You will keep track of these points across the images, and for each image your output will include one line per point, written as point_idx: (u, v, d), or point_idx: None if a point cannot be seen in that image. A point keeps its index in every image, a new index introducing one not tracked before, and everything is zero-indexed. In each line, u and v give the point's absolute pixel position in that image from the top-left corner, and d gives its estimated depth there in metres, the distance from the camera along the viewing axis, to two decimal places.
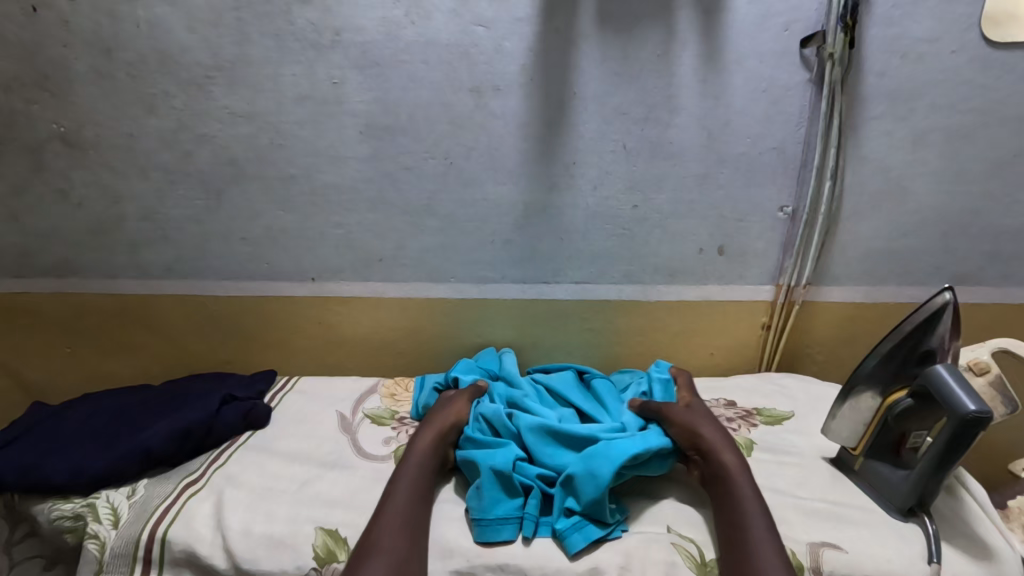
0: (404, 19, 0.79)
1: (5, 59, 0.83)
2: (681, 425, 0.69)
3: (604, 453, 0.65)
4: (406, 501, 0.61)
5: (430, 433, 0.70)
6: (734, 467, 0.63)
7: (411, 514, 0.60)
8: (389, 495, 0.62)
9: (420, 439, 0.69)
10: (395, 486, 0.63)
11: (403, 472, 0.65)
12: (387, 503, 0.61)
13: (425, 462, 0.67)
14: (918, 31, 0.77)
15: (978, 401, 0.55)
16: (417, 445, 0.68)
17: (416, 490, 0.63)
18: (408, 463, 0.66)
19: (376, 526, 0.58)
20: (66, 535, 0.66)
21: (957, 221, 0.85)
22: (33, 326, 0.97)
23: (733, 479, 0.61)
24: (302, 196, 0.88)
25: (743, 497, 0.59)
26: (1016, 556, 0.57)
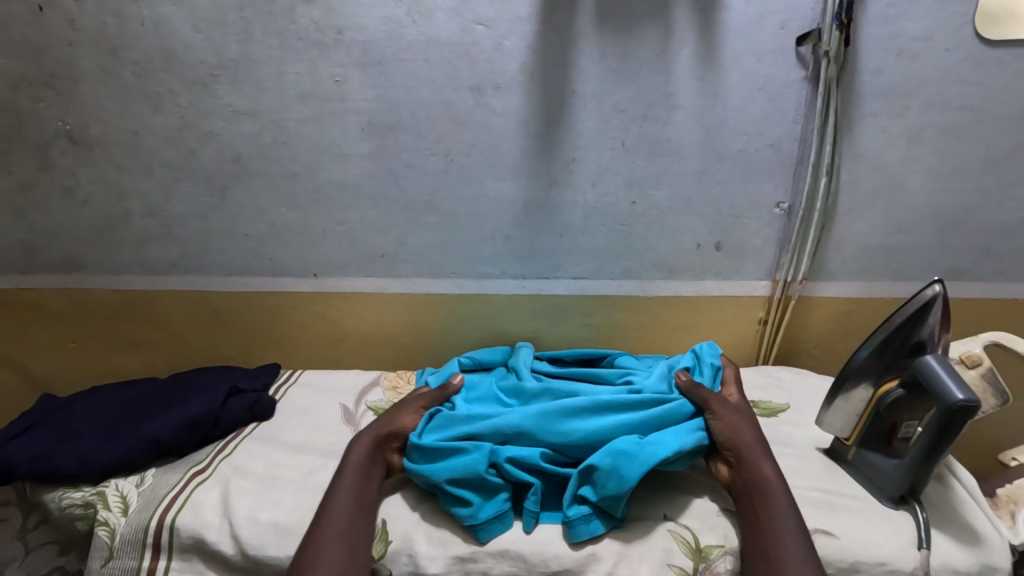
0: (405, 19, 0.80)
1: (13, 58, 0.84)
2: (726, 424, 0.67)
3: (636, 451, 0.63)
4: (348, 509, 0.61)
5: (370, 436, 0.69)
6: (772, 479, 0.61)
7: (354, 523, 0.60)
8: (331, 501, 0.61)
9: (360, 443, 0.68)
10: (336, 492, 0.62)
11: (345, 476, 0.64)
12: (326, 512, 0.60)
13: (367, 466, 0.66)
14: (912, 29, 0.78)
15: (966, 391, 0.56)
16: (354, 454, 0.67)
17: (357, 497, 0.62)
18: (348, 467, 0.65)
19: (317, 537, 0.58)
20: (77, 522, 0.68)
21: (951, 217, 0.86)
22: (39, 322, 0.99)
23: (772, 492, 0.60)
24: (306, 193, 0.89)
25: (779, 515, 0.58)
26: (1004, 542, 0.58)
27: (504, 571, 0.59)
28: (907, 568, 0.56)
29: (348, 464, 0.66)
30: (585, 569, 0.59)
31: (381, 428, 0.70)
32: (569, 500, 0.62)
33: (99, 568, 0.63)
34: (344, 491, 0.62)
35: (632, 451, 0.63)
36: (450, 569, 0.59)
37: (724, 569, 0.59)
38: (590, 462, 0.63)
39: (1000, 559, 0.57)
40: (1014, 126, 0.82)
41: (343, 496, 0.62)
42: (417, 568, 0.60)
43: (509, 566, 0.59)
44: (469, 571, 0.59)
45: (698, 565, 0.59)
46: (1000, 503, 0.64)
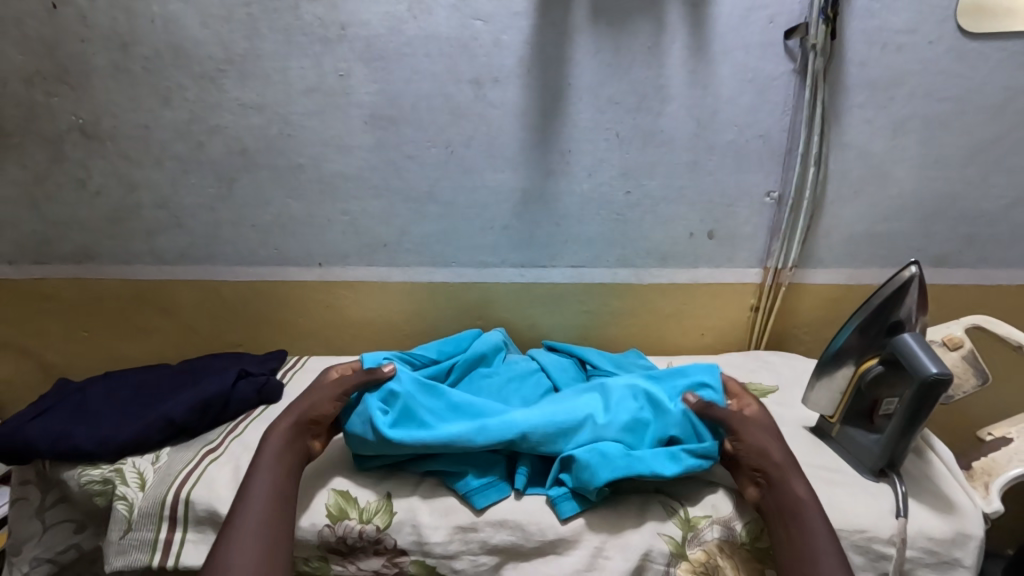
0: (407, 14, 0.83)
1: (28, 55, 0.87)
2: (753, 445, 0.63)
3: (613, 458, 0.63)
4: (266, 498, 0.60)
5: (287, 423, 0.67)
6: (807, 502, 0.58)
7: (271, 512, 0.59)
8: (247, 494, 0.60)
9: (277, 430, 0.67)
10: (250, 483, 0.61)
11: (260, 467, 0.63)
12: (242, 504, 0.59)
13: (283, 454, 0.64)
14: (895, 23, 0.81)
15: (939, 365, 0.60)
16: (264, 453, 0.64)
17: (274, 485, 0.61)
18: (265, 455, 0.64)
19: (233, 530, 0.57)
20: (96, 498, 0.72)
21: (935, 205, 0.89)
22: (53, 311, 1.02)
23: (805, 513, 0.57)
24: (311, 183, 0.92)
25: (815, 540, 0.55)
26: (977, 511, 0.61)
27: (503, 539, 0.62)
28: (885, 535, 0.60)
29: (263, 452, 0.64)
30: (580, 538, 0.62)
31: (304, 411, 0.68)
32: (552, 478, 0.65)
33: (118, 539, 0.67)
34: (260, 481, 0.61)
35: (615, 458, 0.63)
36: (452, 538, 0.63)
37: (712, 537, 0.62)
38: (572, 452, 0.64)
39: (975, 527, 0.60)
40: (995, 116, 0.84)
41: (261, 486, 0.61)
42: (421, 538, 0.63)
43: (508, 535, 0.62)
44: (470, 540, 0.63)
45: (687, 534, 0.62)
46: (976, 476, 0.67)
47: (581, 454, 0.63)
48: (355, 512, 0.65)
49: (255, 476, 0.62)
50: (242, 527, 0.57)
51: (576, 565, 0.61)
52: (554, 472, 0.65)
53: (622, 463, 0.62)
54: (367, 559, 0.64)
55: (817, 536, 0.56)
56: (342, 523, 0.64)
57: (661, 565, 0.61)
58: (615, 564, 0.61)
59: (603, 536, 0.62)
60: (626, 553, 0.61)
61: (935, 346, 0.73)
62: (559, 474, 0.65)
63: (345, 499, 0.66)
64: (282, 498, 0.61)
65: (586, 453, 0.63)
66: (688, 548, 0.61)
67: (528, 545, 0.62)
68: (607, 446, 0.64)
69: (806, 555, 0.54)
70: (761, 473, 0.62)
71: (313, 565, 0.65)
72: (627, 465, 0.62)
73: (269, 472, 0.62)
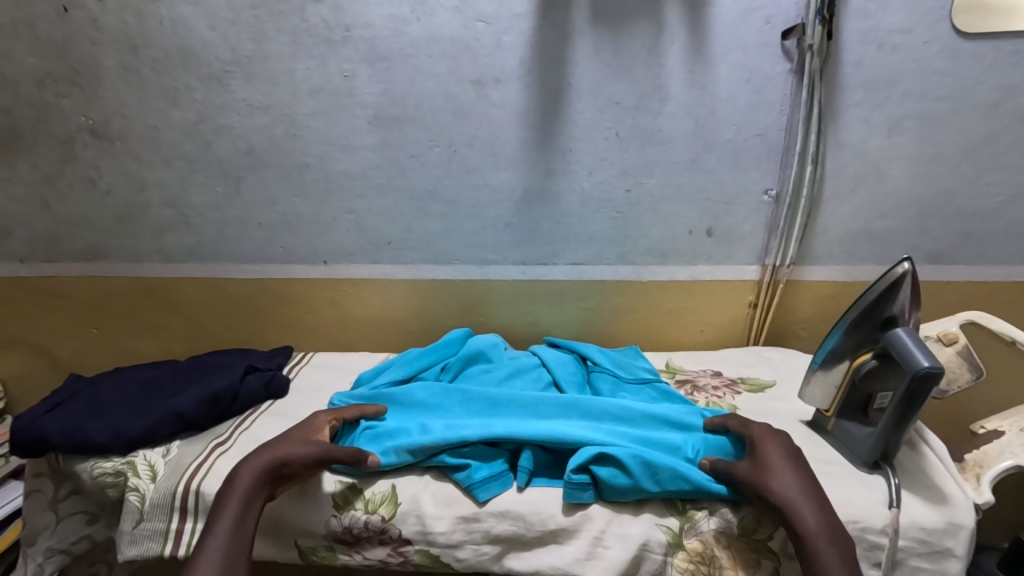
0: (410, 16, 0.85)
1: (40, 57, 0.89)
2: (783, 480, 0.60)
3: (660, 468, 0.63)
4: (227, 549, 0.58)
5: (257, 463, 0.64)
6: (817, 532, 0.56)
7: (233, 565, 0.57)
8: (206, 544, 0.58)
9: (246, 472, 0.63)
10: (211, 534, 0.59)
11: (223, 514, 0.60)
12: (206, 545, 0.58)
13: (252, 498, 0.62)
14: (891, 23, 0.82)
15: (931, 359, 0.61)
16: (238, 487, 0.62)
17: (238, 533, 0.59)
18: (229, 501, 0.61)
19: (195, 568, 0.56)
20: (109, 489, 0.74)
21: (931, 203, 0.90)
22: (63, 308, 1.04)
23: (813, 547, 0.55)
24: (316, 182, 0.94)
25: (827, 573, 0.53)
26: (969, 502, 0.62)
27: (505, 529, 0.64)
28: (878, 526, 0.61)
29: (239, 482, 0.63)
30: (579, 528, 0.64)
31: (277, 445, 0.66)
32: (576, 464, 0.64)
33: (131, 529, 0.69)
34: (222, 531, 0.59)
35: (661, 471, 0.63)
36: (455, 528, 0.65)
37: (708, 528, 0.63)
38: (616, 453, 0.64)
39: (966, 517, 0.61)
40: (990, 115, 0.85)
41: (223, 535, 0.58)
42: (424, 528, 0.65)
43: (510, 525, 0.64)
44: (473, 530, 0.64)
45: (683, 524, 0.64)
46: (968, 468, 0.68)
47: (627, 459, 0.64)
48: (361, 503, 0.67)
49: (218, 526, 0.59)
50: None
51: (576, 554, 0.63)
52: (583, 460, 0.65)
53: (667, 477, 0.63)
54: (372, 548, 0.66)
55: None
56: (348, 513, 0.66)
57: (659, 555, 0.63)
58: (614, 553, 0.62)
59: (603, 527, 0.64)
60: (625, 543, 0.63)
61: (930, 341, 0.75)
62: (588, 463, 0.65)
63: (351, 490, 0.68)
64: (244, 547, 0.59)
65: (633, 460, 0.64)
66: (684, 538, 0.63)
67: (529, 534, 0.64)
68: (655, 455, 0.65)
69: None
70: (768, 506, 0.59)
71: (320, 555, 0.67)
72: (671, 479, 0.63)
73: (232, 522, 0.59)
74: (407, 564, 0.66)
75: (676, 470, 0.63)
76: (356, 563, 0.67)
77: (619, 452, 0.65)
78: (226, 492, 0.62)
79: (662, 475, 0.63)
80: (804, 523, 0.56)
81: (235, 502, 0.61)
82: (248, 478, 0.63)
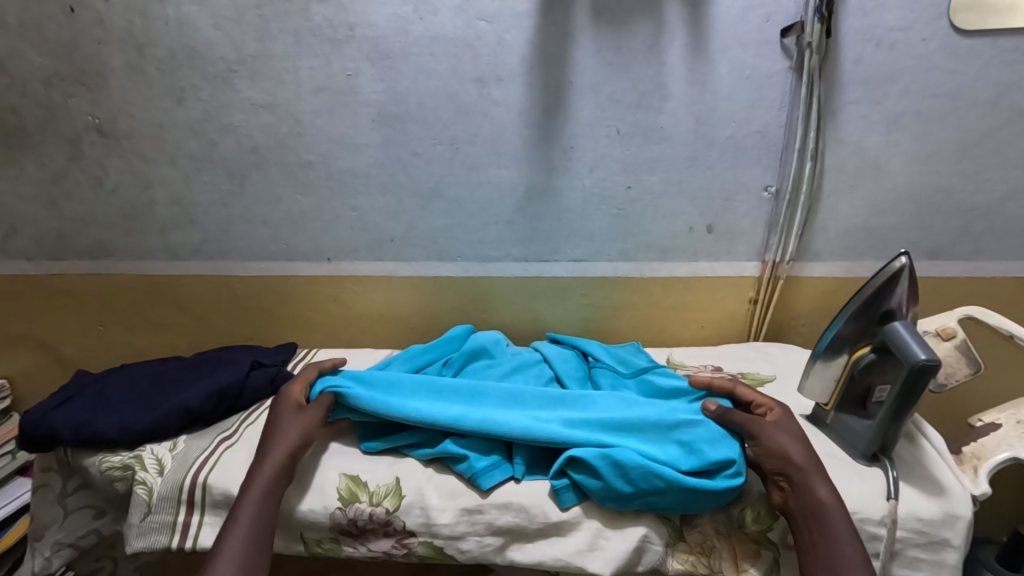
0: (413, 15, 0.86)
1: (47, 57, 0.90)
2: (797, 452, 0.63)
3: (629, 467, 0.62)
4: (247, 538, 0.58)
5: (279, 451, 0.65)
6: (829, 502, 0.59)
7: (253, 555, 0.58)
8: (228, 532, 0.58)
9: (270, 460, 0.64)
10: (237, 515, 0.60)
11: (249, 500, 0.61)
12: (233, 525, 0.59)
13: (278, 480, 0.63)
14: (889, 21, 0.83)
15: (928, 351, 0.61)
16: (264, 467, 0.64)
17: (260, 522, 0.60)
18: (251, 489, 0.62)
19: (223, 547, 0.57)
20: (118, 482, 0.75)
21: (929, 199, 0.91)
22: (69, 306, 1.05)
23: (828, 514, 0.58)
24: (320, 180, 0.95)
25: (840, 548, 0.56)
26: (965, 493, 0.63)
27: (508, 521, 0.65)
28: (877, 517, 0.62)
29: (265, 463, 0.64)
30: (580, 520, 0.65)
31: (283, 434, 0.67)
32: (555, 468, 0.66)
33: (139, 521, 0.70)
34: (247, 517, 0.60)
35: (631, 470, 0.62)
36: (459, 520, 0.65)
37: (707, 521, 0.65)
38: (580, 454, 0.65)
39: (963, 508, 0.62)
40: (988, 111, 0.86)
41: (249, 514, 0.60)
42: (428, 519, 0.66)
43: (513, 517, 0.65)
44: (476, 522, 0.65)
45: (683, 517, 0.65)
46: (965, 460, 0.69)
47: (595, 460, 0.64)
48: (366, 495, 0.68)
49: (244, 507, 0.60)
50: (223, 569, 0.55)
51: (578, 546, 0.64)
52: (559, 464, 0.66)
53: (638, 474, 0.62)
54: (377, 540, 0.67)
55: (844, 552, 0.56)
56: (353, 505, 0.67)
57: (659, 547, 0.64)
58: (615, 545, 0.63)
59: (603, 519, 0.65)
60: (625, 534, 0.63)
61: (928, 336, 0.75)
62: (565, 466, 0.66)
63: (356, 483, 0.69)
64: (266, 536, 0.60)
65: (601, 460, 0.63)
66: (684, 530, 0.65)
67: (531, 526, 0.65)
68: (624, 454, 0.64)
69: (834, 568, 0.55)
70: (783, 476, 0.62)
71: (325, 547, 0.68)
72: (642, 478, 0.62)
73: (259, 505, 0.61)
74: (411, 555, 0.67)
75: (646, 467, 0.62)
76: (361, 555, 0.67)
77: (587, 453, 0.64)
78: (253, 473, 0.63)
79: (632, 473, 0.62)
80: (817, 492, 0.60)
81: (254, 492, 0.62)
82: (269, 467, 0.64)
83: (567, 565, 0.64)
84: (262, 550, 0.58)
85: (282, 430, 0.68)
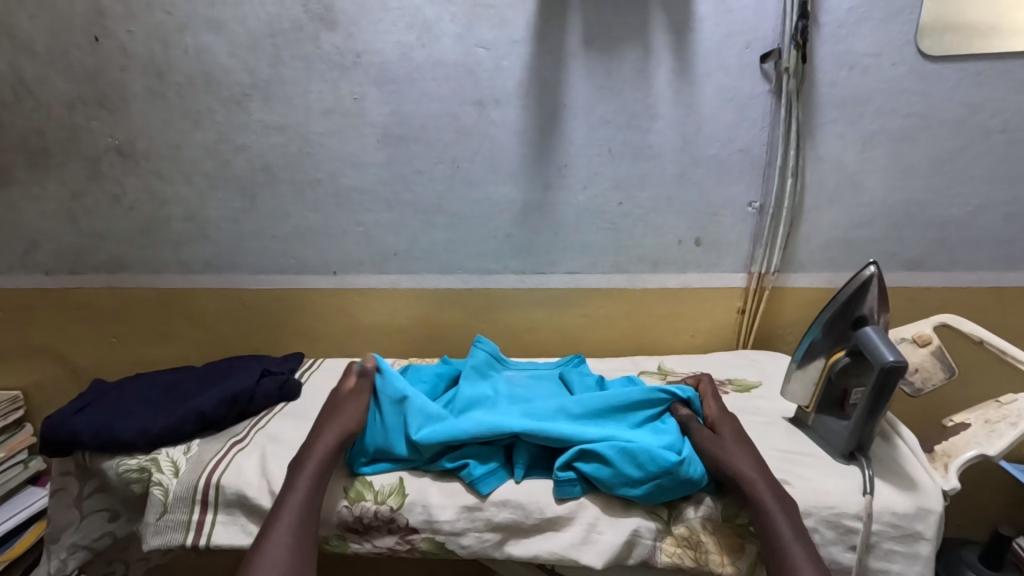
0: (416, 43, 0.92)
1: (72, 83, 0.96)
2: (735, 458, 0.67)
3: (637, 452, 0.67)
4: (301, 507, 0.63)
5: (335, 431, 0.72)
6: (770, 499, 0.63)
7: (303, 521, 0.62)
8: (287, 496, 0.64)
9: (323, 441, 0.70)
10: (292, 487, 0.65)
11: (303, 472, 0.67)
12: (286, 496, 0.64)
13: (327, 459, 0.69)
14: (861, 47, 0.89)
15: (897, 353, 0.66)
16: (324, 439, 0.70)
17: (314, 492, 0.65)
18: (307, 464, 0.67)
19: (279, 512, 0.62)
20: (133, 485, 0.79)
21: (905, 213, 0.96)
22: (85, 318, 1.09)
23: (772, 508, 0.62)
24: (328, 197, 1.00)
25: (775, 525, 0.61)
26: (937, 488, 0.67)
27: (505, 517, 0.69)
28: (852, 511, 0.65)
29: (320, 441, 0.70)
30: (574, 515, 0.68)
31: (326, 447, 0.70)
32: (563, 460, 0.69)
33: (155, 520, 0.73)
34: (299, 490, 0.65)
35: (639, 455, 0.67)
36: (459, 516, 0.69)
37: (694, 516, 0.68)
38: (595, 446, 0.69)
39: (934, 502, 0.65)
40: (956, 130, 0.91)
41: (302, 489, 0.65)
42: (430, 517, 0.69)
43: (510, 513, 0.69)
44: (475, 518, 0.69)
45: (672, 513, 0.69)
46: (937, 457, 0.73)
47: (606, 450, 0.68)
48: (371, 494, 0.71)
49: (299, 480, 0.66)
50: (282, 529, 0.60)
51: (573, 540, 0.67)
52: (569, 457, 0.69)
53: (647, 458, 0.67)
54: (381, 537, 0.70)
55: (780, 532, 0.60)
56: (359, 504, 0.71)
57: (649, 541, 0.67)
58: (607, 538, 0.67)
59: (596, 514, 0.68)
60: (617, 528, 0.67)
61: (905, 343, 0.80)
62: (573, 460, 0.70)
63: (362, 483, 0.72)
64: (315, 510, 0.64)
65: (610, 449, 0.68)
66: (672, 525, 0.68)
67: (528, 522, 0.68)
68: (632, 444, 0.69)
69: (776, 551, 0.59)
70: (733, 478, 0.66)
71: (332, 544, 0.72)
72: (651, 461, 0.67)
73: (311, 479, 0.66)
74: (414, 551, 0.70)
75: (652, 451, 0.67)
76: (366, 552, 0.71)
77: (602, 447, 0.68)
78: (305, 456, 0.69)
79: (641, 458, 0.67)
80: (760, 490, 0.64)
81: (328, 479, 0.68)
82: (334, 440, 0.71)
83: (562, 558, 0.67)
84: (310, 520, 0.63)
85: (341, 414, 0.75)
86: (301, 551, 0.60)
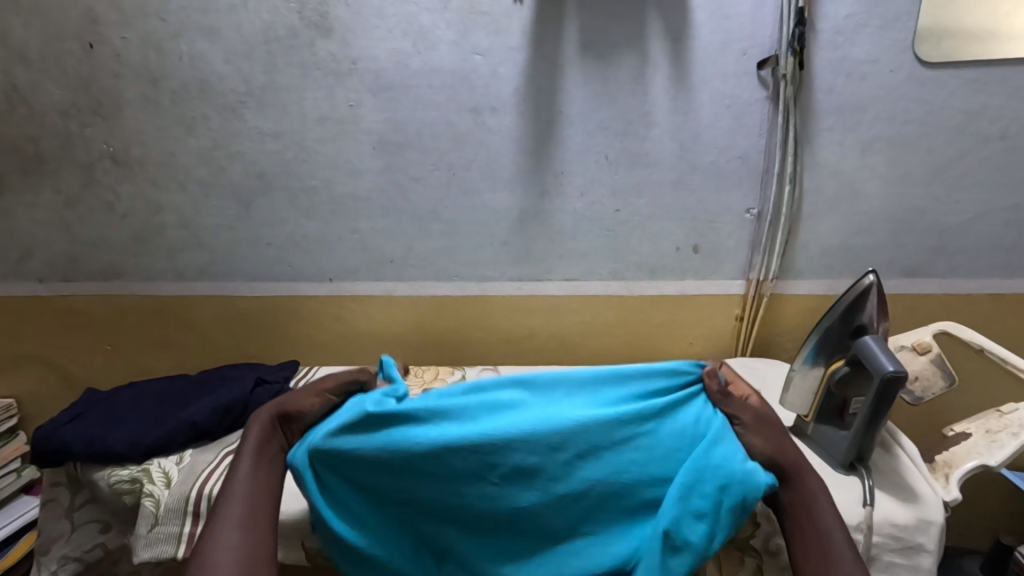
0: (412, 50, 0.91)
1: (66, 90, 0.96)
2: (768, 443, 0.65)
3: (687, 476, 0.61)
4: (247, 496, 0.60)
5: (261, 419, 0.68)
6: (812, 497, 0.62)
7: (253, 509, 0.59)
8: (228, 491, 0.61)
9: (250, 431, 0.67)
10: (232, 481, 0.61)
11: (241, 466, 0.63)
12: (229, 491, 0.60)
13: (263, 445, 0.66)
14: (859, 54, 0.89)
15: (896, 362, 0.65)
16: (251, 434, 0.66)
17: (259, 481, 0.62)
18: (244, 454, 0.64)
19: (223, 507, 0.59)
20: (125, 496, 0.78)
21: (903, 220, 0.95)
22: (78, 326, 1.09)
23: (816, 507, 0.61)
24: (323, 205, 0.99)
25: (830, 537, 0.58)
26: (938, 499, 0.66)
27: None
28: (854, 522, 0.64)
29: (250, 432, 0.67)
30: None
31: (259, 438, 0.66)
32: None
33: (146, 532, 0.72)
34: (241, 482, 0.61)
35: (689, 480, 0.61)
36: None
37: None
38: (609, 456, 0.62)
39: (935, 514, 0.65)
40: (954, 137, 0.91)
41: (245, 481, 0.62)
42: None
43: None
44: None
45: None
46: (938, 467, 0.72)
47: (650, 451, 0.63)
48: None
49: (236, 474, 0.62)
50: (229, 530, 0.56)
51: None
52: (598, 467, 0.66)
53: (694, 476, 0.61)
54: None
55: (837, 543, 0.58)
56: None
57: None
58: None
59: None
60: None
61: (904, 350, 0.79)
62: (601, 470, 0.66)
63: None
64: (266, 498, 0.61)
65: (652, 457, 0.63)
66: None
67: None
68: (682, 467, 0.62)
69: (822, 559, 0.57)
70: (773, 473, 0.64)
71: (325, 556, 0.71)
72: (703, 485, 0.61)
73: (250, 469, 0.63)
74: None
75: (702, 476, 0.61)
76: None
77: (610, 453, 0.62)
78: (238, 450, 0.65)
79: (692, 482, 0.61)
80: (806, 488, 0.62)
81: (276, 481, 0.64)
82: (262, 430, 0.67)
83: None
84: (262, 507, 0.60)
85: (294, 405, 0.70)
86: (257, 537, 0.57)
